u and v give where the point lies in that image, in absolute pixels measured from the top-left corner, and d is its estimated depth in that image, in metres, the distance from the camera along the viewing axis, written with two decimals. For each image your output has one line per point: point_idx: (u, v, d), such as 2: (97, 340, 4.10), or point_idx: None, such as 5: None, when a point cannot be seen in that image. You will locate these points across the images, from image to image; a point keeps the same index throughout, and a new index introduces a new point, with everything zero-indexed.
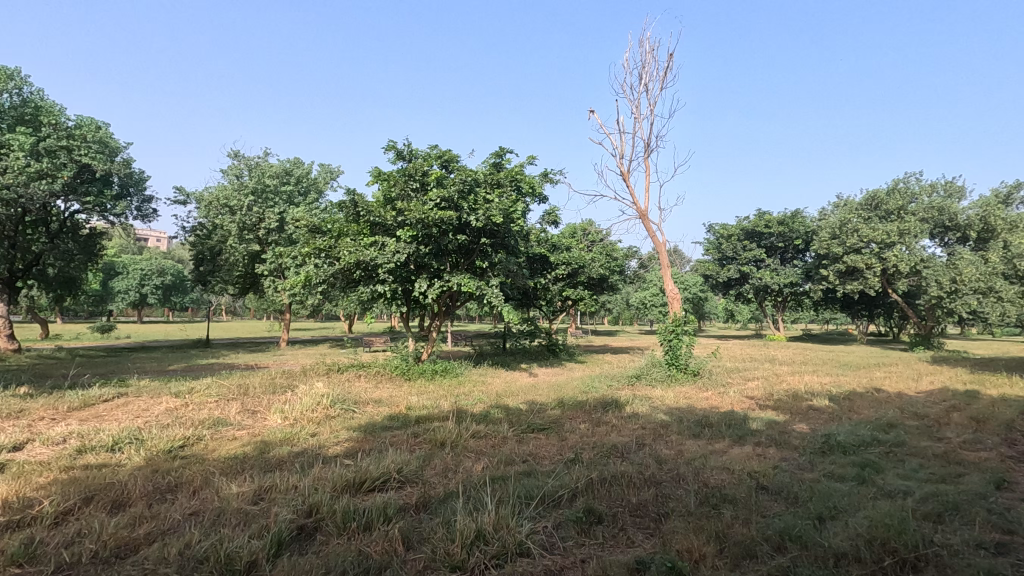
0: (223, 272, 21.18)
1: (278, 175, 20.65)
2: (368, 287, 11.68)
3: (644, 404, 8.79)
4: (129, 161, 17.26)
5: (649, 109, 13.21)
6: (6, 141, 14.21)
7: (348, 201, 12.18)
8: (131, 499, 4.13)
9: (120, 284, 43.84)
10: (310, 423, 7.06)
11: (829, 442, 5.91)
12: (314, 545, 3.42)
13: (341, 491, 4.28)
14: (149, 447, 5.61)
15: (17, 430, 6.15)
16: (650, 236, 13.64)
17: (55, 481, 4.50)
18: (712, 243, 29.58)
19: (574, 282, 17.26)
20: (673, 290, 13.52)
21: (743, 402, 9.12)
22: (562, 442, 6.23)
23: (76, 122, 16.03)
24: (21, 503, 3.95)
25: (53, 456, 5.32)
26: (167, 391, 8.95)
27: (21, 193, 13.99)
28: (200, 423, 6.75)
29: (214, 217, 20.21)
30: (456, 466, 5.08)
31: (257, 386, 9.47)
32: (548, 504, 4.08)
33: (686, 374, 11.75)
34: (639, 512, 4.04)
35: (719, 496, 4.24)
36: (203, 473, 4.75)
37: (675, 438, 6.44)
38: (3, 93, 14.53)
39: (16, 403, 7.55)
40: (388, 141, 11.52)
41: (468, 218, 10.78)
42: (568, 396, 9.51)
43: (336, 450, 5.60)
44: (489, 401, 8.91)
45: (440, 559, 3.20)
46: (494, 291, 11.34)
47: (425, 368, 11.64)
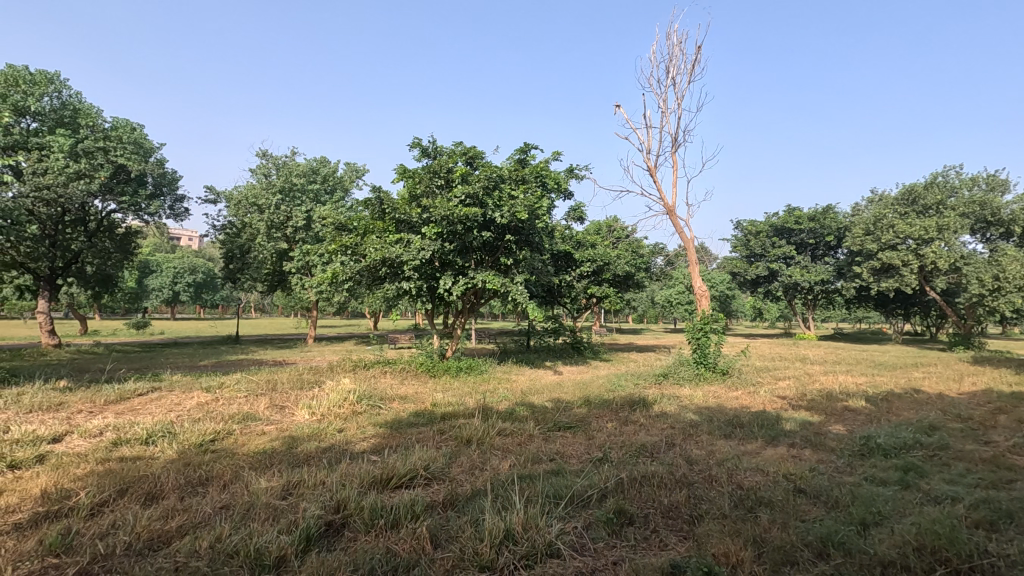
0: (252, 270, 21.59)
1: (305, 174, 20.91)
2: (394, 284, 11.76)
3: (672, 402, 8.62)
4: (163, 161, 17.73)
5: (677, 103, 13.11)
6: (46, 143, 14.67)
7: (373, 198, 12.27)
8: (164, 492, 4.19)
9: (154, 282, 45.12)
10: (337, 418, 7.11)
11: (868, 445, 5.69)
12: (342, 542, 3.40)
13: (368, 487, 4.27)
14: (182, 440, 5.71)
15: (56, 423, 6.32)
16: (678, 232, 13.38)
17: (91, 472, 4.60)
18: (739, 240, 29.00)
19: (599, 279, 17.06)
20: (701, 287, 13.23)
21: (775, 402, 8.88)
22: (590, 441, 6.13)
23: (112, 124, 16.51)
24: (59, 494, 4.04)
25: (89, 448, 5.45)
26: (199, 386, 9.13)
27: (60, 193, 14.44)
28: (230, 418, 6.85)
29: (243, 215, 20.60)
30: (483, 464, 5.02)
31: (285, 382, 9.60)
32: (577, 504, 4.00)
33: (714, 373, 11.50)
34: (671, 513, 3.93)
35: (754, 499, 4.10)
36: (233, 468, 4.79)
37: (706, 438, 6.28)
38: (44, 96, 15.02)
39: (56, 396, 7.79)
40: (414, 138, 11.56)
41: (492, 215, 10.67)
42: (594, 394, 9.39)
43: (362, 446, 5.60)
44: (515, 398, 8.84)
45: (469, 559, 3.14)
46: (518, 288, 11.19)
47: (449, 365, 11.63)
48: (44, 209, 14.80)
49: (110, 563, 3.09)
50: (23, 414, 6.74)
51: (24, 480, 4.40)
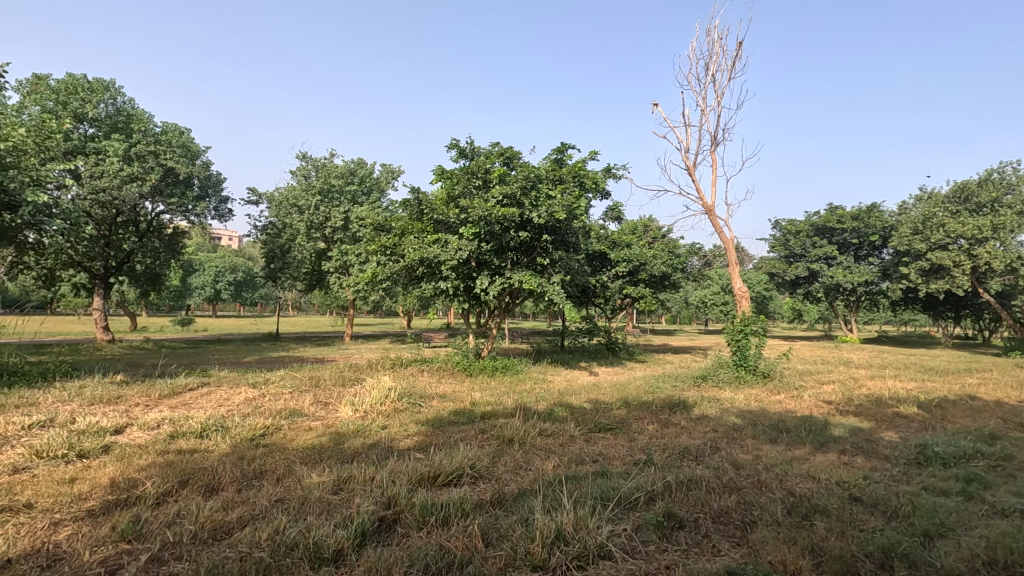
0: (292, 269, 22.14)
1: (343, 175, 21.38)
2: (431, 283, 11.92)
3: (713, 405, 8.50)
4: (209, 164, 18.37)
5: (716, 101, 12.71)
6: (102, 148, 15.39)
7: (412, 199, 12.50)
8: (222, 484, 4.35)
9: (197, 281, 46.78)
10: (380, 415, 7.26)
11: (925, 453, 5.48)
12: (396, 537, 3.48)
13: (416, 484, 4.34)
14: (234, 434, 5.91)
15: (118, 415, 6.65)
16: (717, 232, 13.14)
17: (153, 463, 4.81)
18: (778, 239, 28.34)
19: (634, 280, 16.88)
20: (741, 287, 12.93)
21: (821, 406, 8.63)
22: (632, 443, 6.08)
23: (162, 129, 17.19)
24: (126, 483, 4.25)
25: (149, 440, 5.70)
26: (245, 382, 9.43)
27: (115, 196, 15.18)
28: (278, 413, 7.08)
29: (284, 215, 21.21)
30: (527, 464, 5.03)
31: (328, 379, 9.83)
32: (625, 506, 3.97)
33: (755, 376, 11.23)
34: (722, 519, 3.86)
35: (808, 506, 4.00)
36: (285, 462, 4.94)
37: (751, 443, 6.15)
38: (101, 103, 15.79)
39: (115, 390, 8.17)
40: (451, 139, 11.70)
41: (530, 215, 10.64)
42: (633, 396, 9.34)
43: (407, 444, 5.70)
44: (553, 399, 8.85)
45: (521, 558, 3.16)
46: (555, 288, 11.11)
47: (486, 364, 11.67)
48: (101, 211, 15.53)
49: (178, 551, 3.22)
50: (87, 406, 7.10)
51: (93, 469, 4.64)
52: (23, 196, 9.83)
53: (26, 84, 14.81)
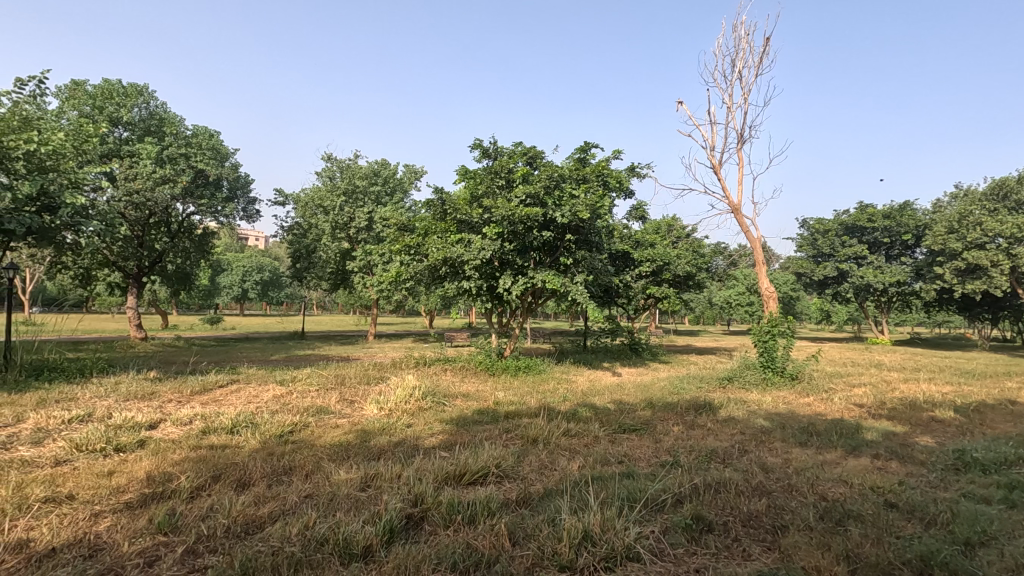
0: (317, 269, 22.47)
1: (368, 176, 21.64)
2: (454, 283, 11.99)
3: (740, 407, 8.36)
4: (237, 166, 18.76)
5: (743, 99, 12.54)
6: (135, 151, 15.88)
7: (435, 200, 12.57)
8: (253, 479, 4.44)
9: (225, 280, 47.90)
10: (404, 414, 7.32)
11: (964, 459, 5.30)
12: (423, 535, 3.51)
13: (443, 483, 4.37)
14: (264, 431, 6.02)
15: (152, 410, 6.84)
16: (743, 232, 12.93)
17: (186, 458, 4.93)
18: (806, 239, 27.75)
19: (658, 280, 16.71)
20: (768, 287, 12.70)
21: (852, 409, 8.41)
22: (658, 444, 6.02)
23: (193, 131, 17.63)
24: (162, 477, 4.38)
25: (182, 435, 5.85)
26: (274, 379, 9.60)
27: (148, 198, 15.60)
28: (305, 410, 7.19)
29: (310, 216, 21.57)
30: (552, 464, 5.02)
31: (353, 377, 9.94)
32: (652, 508, 3.93)
33: (783, 378, 10.99)
34: (753, 522, 3.79)
35: (841, 511, 3.90)
36: (314, 459, 5.01)
37: (780, 446, 6.03)
38: (135, 107, 16.31)
39: (149, 386, 8.40)
40: (474, 139, 11.76)
41: (553, 215, 10.60)
42: (657, 397, 9.24)
43: (432, 442, 5.74)
44: (576, 399, 8.81)
45: (549, 558, 3.15)
46: (579, 288, 11.04)
47: (508, 364, 11.67)
48: (135, 213, 15.95)
49: (213, 544, 3.30)
50: (122, 402, 7.31)
51: (130, 463, 4.78)
52: (62, 199, 10.20)
53: (65, 90, 15.39)
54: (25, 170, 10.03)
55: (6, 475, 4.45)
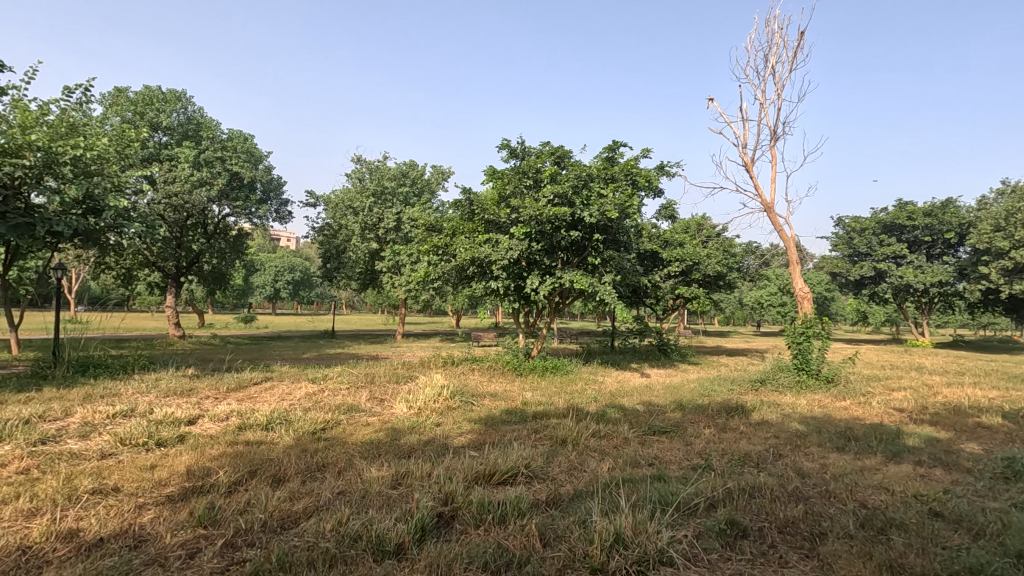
0: (347, 269, 22.82)
1: (396, 177, 21.89)
2: (482, 283, 12.03)
3: (773, 410, 8.17)
4: (271, 168, 19.22)
5: (776, 94, 12.25)
6: (174, 154, 16.46)
7: (463, 200, 12.64)
8: (288, 475, 4.53)
9: (258, 280, 49.15)
10: (433, 413, 7.38)
11: (1015, 468, 5.06)
12: (455, 534, 3.53)
13: (473, 482, 4.39)
14: (297, 428, 6.15)
15: (191, 406, 7.05)
16: (776, 231, 12.63)
17: (224, 453, 5.07)
18: (841, 237, 26.95)
19: (687, 280, 16.46)
20: (803, 287, 12.36)
21: (892, 414, 8.12)
22: (689, 447, 5.92)
23: (229, 135, 18.15)
24: (201, 471, 4.51)
25: (220, 431, 6.02)
26: (305, 377, 9.79)
27: (186, 200, 16.10)
28: (337, 408, 7.32)
29: (340, 217, 21.95)
30: (581, 466, 5.00)
31: (383, 376, 10.07)
32: (685, 512, 3.87)
33: (818, 380, 10.68)
34: (789, 529, 3.70)
35: (882, 519, 3.77)
36: (346, 456, 5.09)
37: (816, 451, 5.87)
38: (174, 112, 16.90)
39: (187, 383, 8.68)
40: (502, 140, 11.79)
41: (581, 214, 10.53)
42: (687, 399, 9.09)
43: (461, 441, 5.77)
44: (604, 400, 8.74)
45: (580, 560, 3.14)
46: (607, 288, 10.94)
47: (535, 364, 11.65)
48: (173, 215, 16.49)
49: (251, 537, 3.38)
50: (163, 398, 7.57)
51: (171, 457, 4.94)
52: (107, 201, 10.61)
53: (108, 97, 16.06)
54: (72, 175, 10.46)
55: (56, 467, 4.64)
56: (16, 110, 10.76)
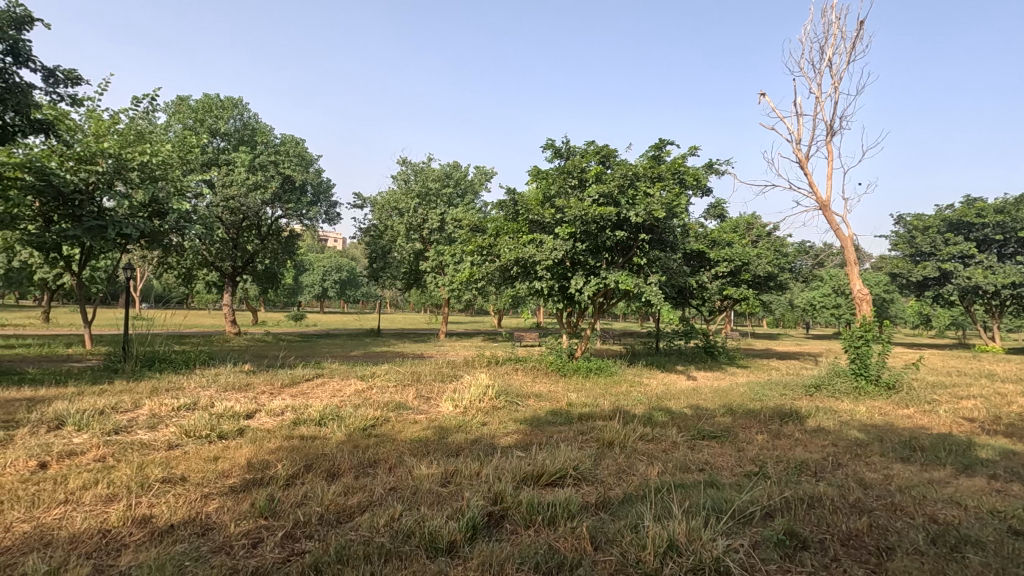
0: (392, 269, 23.29)
1: (440, 178, 22.15)
2: (526, 283, 12.03)
3: (830, 417, 7.83)
4: (320, 171, 19.84)
5: (832, 87, 11.71)
6: (231, 159, 17.26)
7: (507, 200, 12.71)
8: (342, 470, 4.66)
9: (307, 279, 50.98)
10: (479, 412, 7.44)
11: None
12: (505, 534, 3.54)
13: (521, 483, 4.40)
14: (348, 424, 6.32)
15: (248, 401, 7.36)
16: (833, 230, 12.08)
17: (280, 447, 5.26)
18: (902, 236, 25.58)
19: (736, 280, 15.99)
20: (861, 289, 11.79)
21: (961, 424, 7.63)
22: (741, 453, 5.74)
23: (281, 140, 18.86)
24: (261, 464, 4.69)
25: (276, 425, 6.25)
26: (354, 374, 10.07)
27: (243, 203, 16.80)
28: (386, 406, 7.48)
29: (385, 218, 22.41)
30: (630, 469, 4.93)
31: (429, 374, 10.23)
32: (740, 520, 3.76)
33: (878, 386, 10.16)
34: (853, 542, 3.54)
35: (955, 536, 3.56)
36: (396, 453, 5.20)
37: (879, 461, 5.59)
38: (231, 119, 17.76)
39: (245, 378, 9.06)
40: (546, 140, 11.78)
41: (627, 213, 10.38)
42: (738, 403, 8.83)
43: (508, 441, 5.79)
44: (651, 403, 8.59)
45: (632, 565, 3.10)
46: (653, 289, 10.74)
47: (579, 364, 11.59)
48: (231, 217, 17.25)
49: (309, 530, 3.49)
50: (222, 392, 7.93)
51: (232, 449, 5.16)
52: (170, 205, 11.18)
53: (171, 106, 17.01)
54: (139, 180, 11.05)
55: (129, 456, 4.92)
56: (90, 120, 11.50)
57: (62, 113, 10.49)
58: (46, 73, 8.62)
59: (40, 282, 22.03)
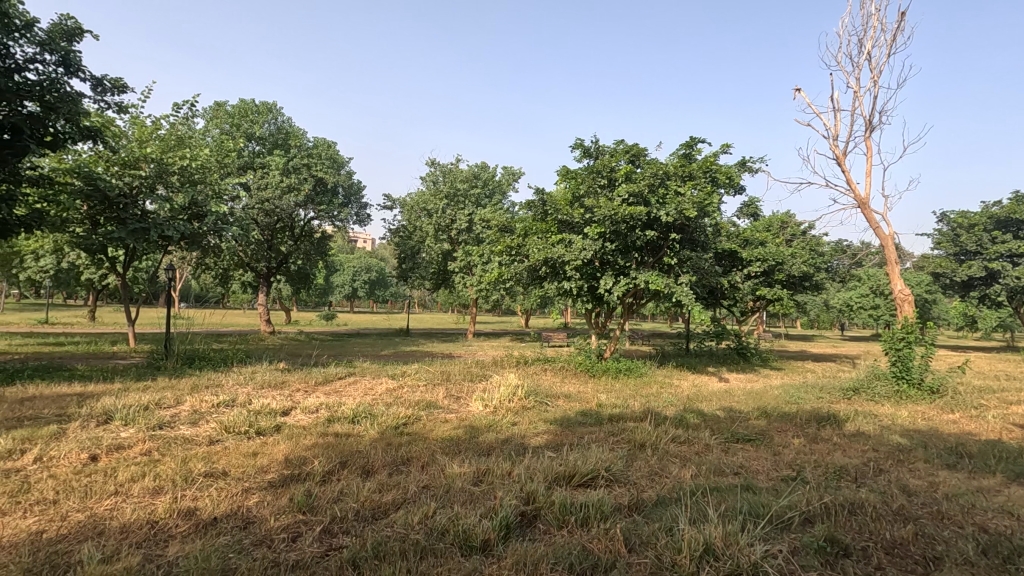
0: (421, 269, 23.52)
1: (468, 179, 22.25)
2: (555, 283, 12.01)
3: (870, 421, 7.60)
4: (351, 173, 20.16)
5: (872, 80, 11.31)
6: (266, 163, 17.71)
7: (536, 200, 12.71)
8: (376, 468, 4.73)
9: (338, 280, 51.97)
10: (509, 411, 7.47)
11: None
12: (537, 533, 3.55)
13: (553, 483, 4.40)
14: (381, 422, 6.42)
15: (284, 398, 7.55)
16: (872, 228, 11.69)
17: (316, 443, 5.38)
18: (945, 235, 24.60)
19: (769, 280, 15.65)
20: (902, 289, 11.38)
21: (1012, 430, 7.31)
22: (777, 457, 5.62)
23: (314, 143, 19.23)
24: (298, 460, 4.81)
25: (311, 422, 6.39)
26: (385, 373, 10.22)
27: (277, 206, 17.22)
28: (417, 404, 7.57)
29: (414, 219, 22.65)
30: (662, 471, 4.87)
31: (458, 374, 10.31)
32: (778, 526, 3.68)
33: (921, 390, 9.80)
34: (897, 551, 3.43)
35: (1008, 547, 3.41)
36: (428, 451, 5.26)
37: (924, 467, 5.39)
38: (266, 123, 18.21)
39: (280, 376, 9.29)
40: (575, 140, 11.74)
41: (657, 213, 10.25)
42: (771, 405, 8.65)
43: (538, 441, 5.80)
44: (682, 404, 8.48)
45: (667, 568, 3.06)
46: (684, 289, 10.58)
47: (609, 365, 11.51)
48: (266, 219, 17.70)
49: (346, 525, 3.56)
50: (259, 389, 8.15)
51: (270, 446, 5.30)
52: (209, 207, 11.50)
53: (209, 111, 17.57)
54: (179, 183, 11.41)
55: (173, 451, 5.10)
56: (134, 126, 11.95)
57: (108, 120, 10.92)
58: (95, 82, 8.99)
59: (86, 282, 23.00)
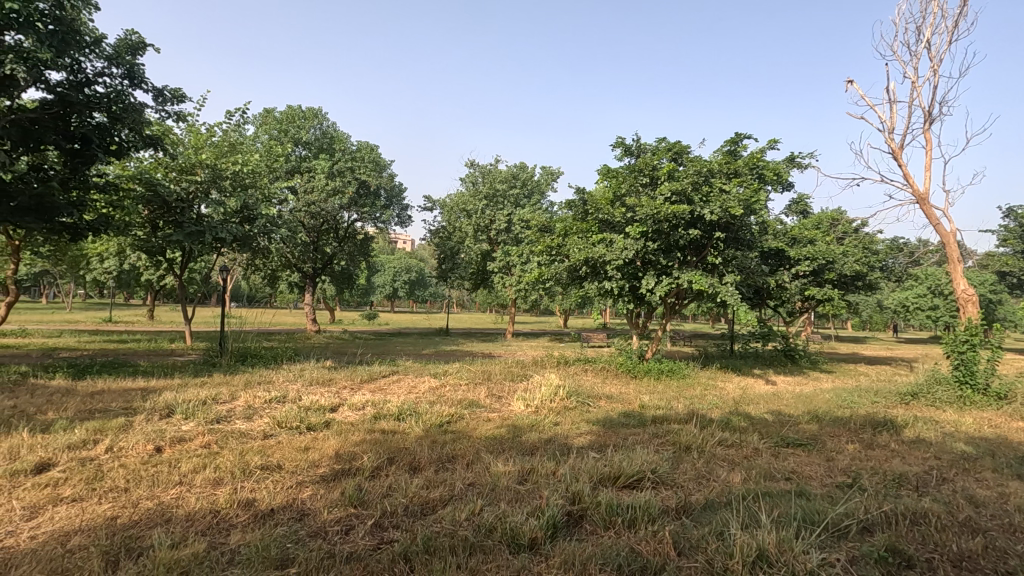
0: (460, 270, 23.74)
1: (507, 180, 22.29)
2: (595, 283, 11.93)
3: (930, 428, 7.23)
4: (393, 176, 20.53)
5: (932, 69, 10.76)
6: (312, 167, 18.25)
7: (576, 200, 12.66)
8: (422, 464, 4.82)
9: (379, 280, 53.03)
10: (551, 411, 7.47)
11: None
12: (584, 533, 3.54)
13: (599, 483, 4.39)
14: (424, 419, 6.53)
15: (332, 395, 7.77)
16: (932, 225, 11.11)
17: (364, 439, 5.53)
18: (1013, 231, 23.13)
19: (819, 279, 15.10)
20: (965, 288, 10.77)
21: None
22: (831, 463, 5.42)
23: (357, 147, 19.67)
24: (348, 455, 4.95)
25: (359, 419, 6.56)
26: (428, 372, 10.37)
27: (322, 208, 17.72)
28: (460, 403, 7.67)
29: (454, 220, 22.88)
30: (710, 474, 4.78)
31: (499, 373, 10.36)
32: (835, 534, 3.55)
33: (987, 396, 9.25)
34: (965, 563, 3.26)
35: None
36: (473, 449, 5.32)
37: (992, 477, 5.09)
38: (312, 128, 18.74)
39: (327, 374, 9.56)
40: (616, 138, 11.61)
41: (701, 212, 10.04)
42: (823, 409, 8.35)
43: (582, 442, 5.78)
44: (728, 407, 8.28)
45: (718, 573, 3.01)
46: (729, 289, 10.32)
47: (651, 366, 11.36)
48: (312, 221, 18.23)
49: (396, 520, 3.64)
50: (308, 386, 8.41)
51: (321, 441, 5.47)
52: (259, 210, 11.93)
53: (259, 118, 18.27)
54: (231, 188, 11.87)
55: (230, 444, 5.33)
56: (190, 134, 12.52)
57: (167, 128, 11.48)
58: (156, 92, 9.47)
59: (146, 283, 24.18)
